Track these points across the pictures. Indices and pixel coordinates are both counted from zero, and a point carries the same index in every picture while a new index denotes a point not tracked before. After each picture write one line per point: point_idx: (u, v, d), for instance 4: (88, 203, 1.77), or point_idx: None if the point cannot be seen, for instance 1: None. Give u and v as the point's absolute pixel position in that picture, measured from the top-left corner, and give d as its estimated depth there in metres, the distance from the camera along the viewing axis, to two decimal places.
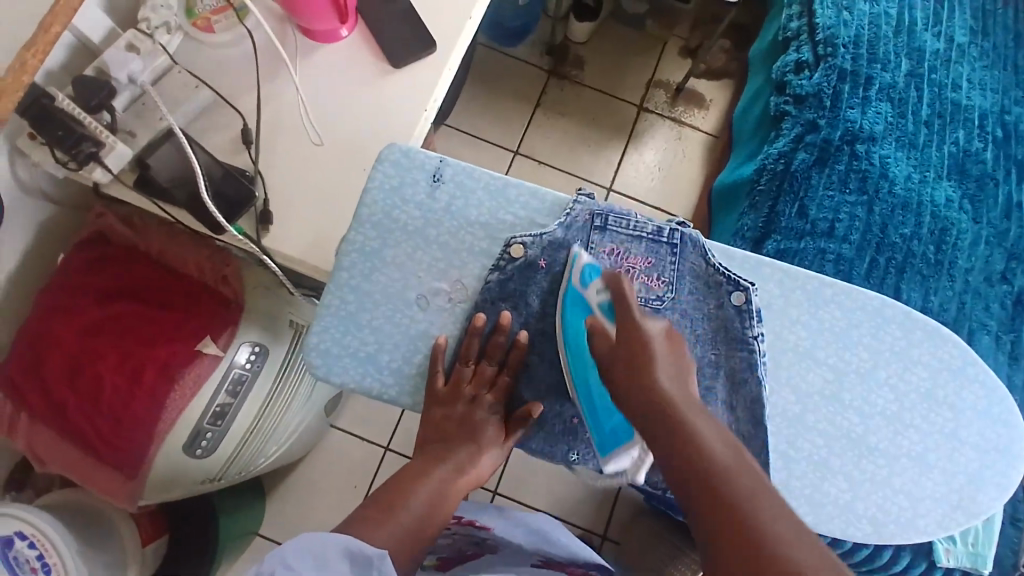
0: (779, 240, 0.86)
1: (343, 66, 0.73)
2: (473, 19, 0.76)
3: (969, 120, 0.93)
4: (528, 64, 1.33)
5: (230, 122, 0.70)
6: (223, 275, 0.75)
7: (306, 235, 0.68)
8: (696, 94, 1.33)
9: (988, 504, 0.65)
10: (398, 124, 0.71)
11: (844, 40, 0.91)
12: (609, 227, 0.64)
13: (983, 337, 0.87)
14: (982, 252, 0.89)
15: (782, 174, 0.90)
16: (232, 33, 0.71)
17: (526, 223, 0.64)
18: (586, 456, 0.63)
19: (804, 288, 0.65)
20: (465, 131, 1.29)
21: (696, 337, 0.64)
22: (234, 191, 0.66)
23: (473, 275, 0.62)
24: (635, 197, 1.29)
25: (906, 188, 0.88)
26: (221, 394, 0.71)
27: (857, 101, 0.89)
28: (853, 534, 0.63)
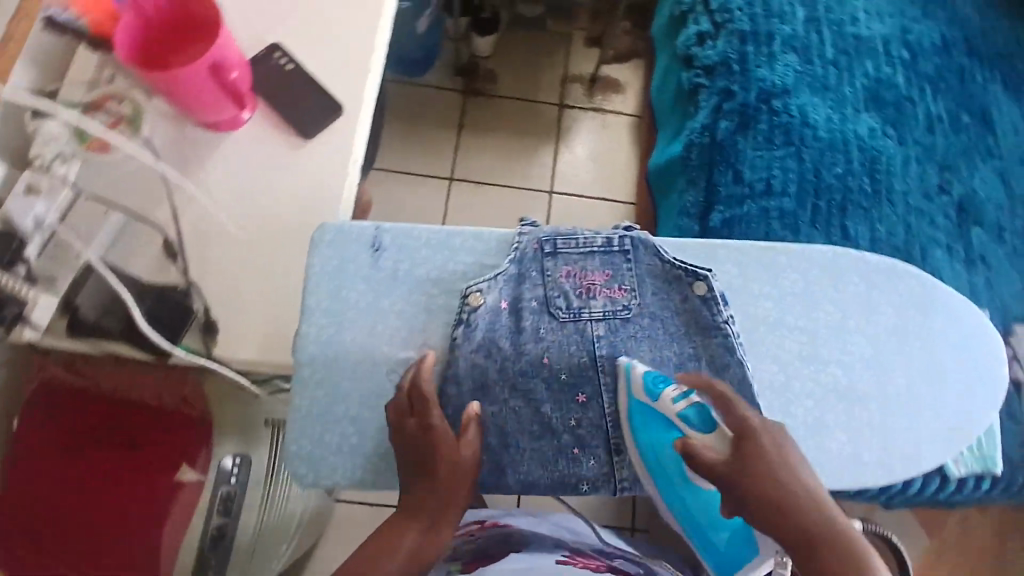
0: (723, 209, 0.87)
1: (254, 152, 0.70)
2: (374, 71, 0.74)
3: (874, 49, 0.95)
4: (442, 90, 1.31)
5: (150, 239, 0.67)
6: (183, 396, 0.71)
7: (257, 336, 0.65)
8: (612, 80, 1.33)
9: (980, 418, 0.67)
10: (323, 197, 0.69)
11: (737, 3, 0.93)
12: (559, 251, 0.64)
13: (936, 251, 0.90)
14: (914, 172, 0.92)
15: (709, 146, 0.91)
16: (131, 147, 0.68)
17: (477, 268, 0.63)
18: (596, 483, 0.63)
19: (760, 261, 0.65)
20: (396, 170, 1.27)
21: (670, 335, 0.64)
22: (173, 313, 0.64)
23: (439, 335, 0.62)
24: (579, 194, 1.29)
25: (829, 130, 0.90)
26: (213, 515, 0.71)
27: (764, 58, 0.91)
28: (866, 482, 0.64)
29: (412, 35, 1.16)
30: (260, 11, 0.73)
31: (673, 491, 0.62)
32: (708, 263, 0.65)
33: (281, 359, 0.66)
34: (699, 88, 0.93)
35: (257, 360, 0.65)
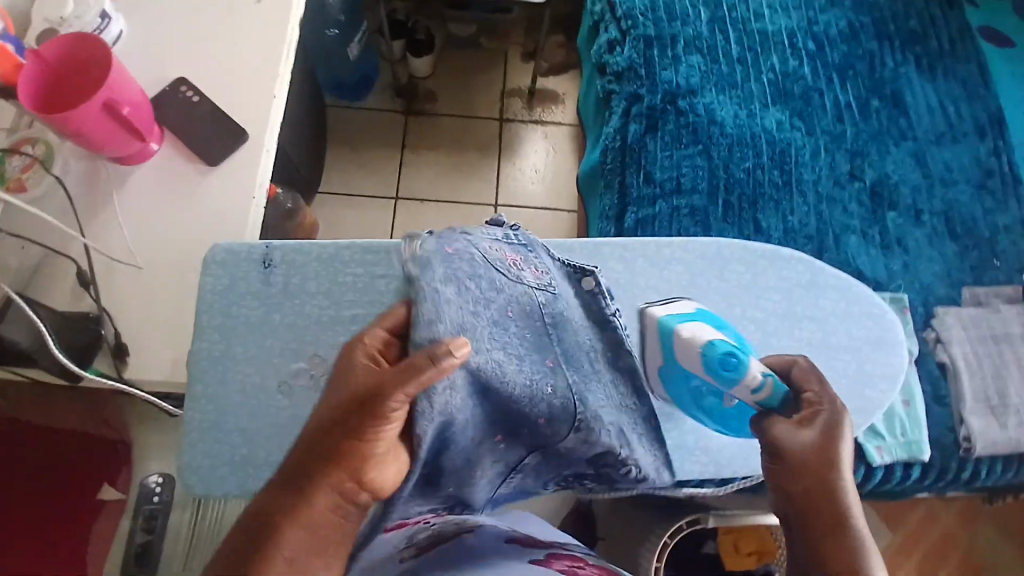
0: (636, 210, 0.88)
1: (162, 182, 0.73)
2: (279, 98, 0.77)
3: (780, 44, 0.96)
4: (383, 111, 1.35)
5: (64, 271, 0.70)
6: (105, 418, 0.75)
7: (165, 356, 0.68)
8: (548, 92, 1.37)
9: (877, 398, 0.69)
10: (228, 221, 0.72)
11: (640, 10, 0.96)
12: (452, 231, 0.52)
13: (851, 238, 0.90)
14: (824, 161, 0.93)
15: (622, 149, 0.93)
16: (43, 185, 0.72)
17: (360, 276, 0.74)
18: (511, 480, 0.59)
19: (645, 254, 0.67)
20: (341, 192, 1.30)
21: (578, 329, 0.59)
22: (81, 337, 0.67)
23: (328, 347, 0.73)
24: (522, 205, 1.32)
25: (737, 126, 0.91)
26: (138, 530, 0.72)
27: (668, 61, 0.93)
28: (755, 465, 0.67)
29: (344, 60, 1.21)
30: (166, 49, 0.78)
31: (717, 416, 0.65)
32: (595, 259, 0.67)
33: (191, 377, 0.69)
34: (611, 95, 0.96)
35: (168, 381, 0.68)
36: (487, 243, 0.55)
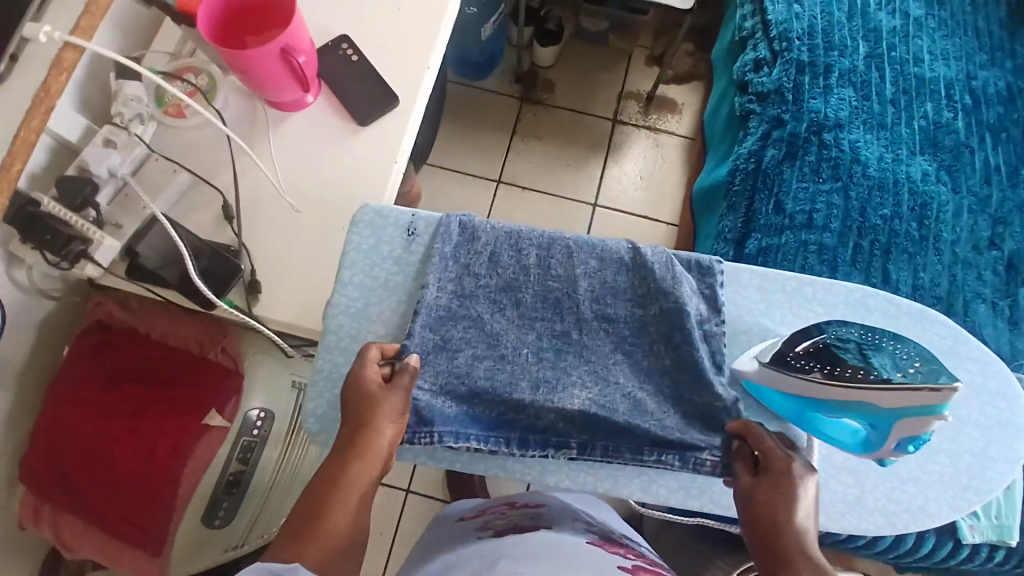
0: (761, 237, 0.85)
1: (311, 132, 0.75)
2: (431, 69, 0.78)
3: (936, 92, 0.91)
4: (500, 95, 1.35)
5: (209, 200, 0.73)
6: (221, 345, 0.78)
7: (293, 302, 0.70)
8: (668, 100, 1.34)
9: (999, 481, 0.62)
10: (368, 184, 0.73)
11: (797, 33, 0.93)
12: (489, 373, 0.62)
13: (980, 306, 0.83)
14: (966, 223, 0.87)
15: (754, 173, 0.90)
16: (202, 116, 0.74)
17: (487, 282, 0.64)
18: (626, 321, 0.64)
19: (785, 289, 0.65)
20: (447, 167, 1.31)
21: (533, 320, 0.64)
22: (220, 267, 0.69)
23: (439, 283, 0.64)
24: (622, 208, 1.29)
25: (881, 169, 0.87)
26: (233, 461, 0.75)
27: (819, 90, 0.90)
28: (867, 529, 0.60)
29: (476, 39, 1.22)
30: (335, 5, 0.79)
31: (807, 415, 0.58)
32: (730, 284, 0.65)
33: (308, 324, 0.70)
34: (750, 114, 0.94)
35: (290, 323, 0.70)
36: (476, 369, 0.62)
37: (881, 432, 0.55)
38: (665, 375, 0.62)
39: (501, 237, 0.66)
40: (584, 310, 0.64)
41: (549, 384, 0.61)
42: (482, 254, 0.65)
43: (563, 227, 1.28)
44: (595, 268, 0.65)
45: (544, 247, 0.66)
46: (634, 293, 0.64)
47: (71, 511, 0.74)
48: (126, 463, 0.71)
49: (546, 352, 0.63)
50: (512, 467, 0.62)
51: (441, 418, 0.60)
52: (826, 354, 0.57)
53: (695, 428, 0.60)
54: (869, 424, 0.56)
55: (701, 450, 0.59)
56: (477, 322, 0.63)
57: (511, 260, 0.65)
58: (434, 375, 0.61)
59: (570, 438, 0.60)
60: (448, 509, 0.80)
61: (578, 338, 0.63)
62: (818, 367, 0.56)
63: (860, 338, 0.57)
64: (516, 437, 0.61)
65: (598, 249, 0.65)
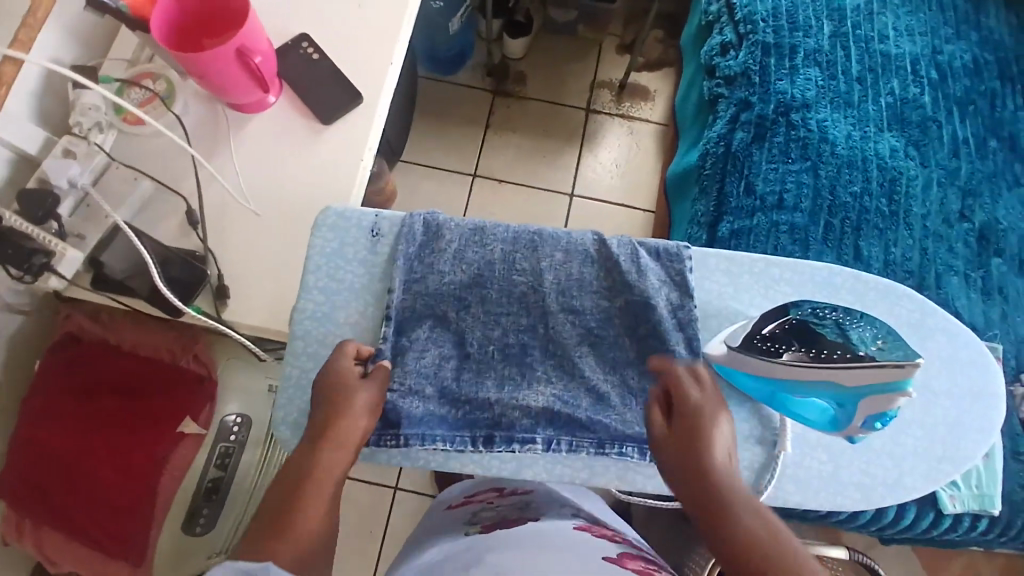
0: (733, 221, 0.86)
1: (275, 133, 0.74)
2: (394, 65, 0.78)
3: (901, 68, 0.92)
4: (472, 89, 1.34)
5: (174, 207, 0.72)
6: (194, 353, 0.76)
7: (263, 305, 0.70)
8: (640, 87, 1.34)
9: (972, 451, 0.63)
10: (334, 185, 0.73)
11: (762, 15, 0.93)
12: (459, 372, 0.62)
13: (952, 279, 0.84)
14: (936, 196, 0.87)
15: (725, 156, 0.90)
16: (163, 122, 0.73)
17: (453, 280, 0.64)
18: (592, 313, 0.64)
19: (753, 272, 0.65)
20: (423, 164, 1.30)
21: (498, 316, 0.64)
22: (187, 274, 0.68)
23: (402, 283, 0.64)
24: (599, 197, 1.29)
25: (849, 147, 0.87)
26: (211, 467, 0.75)
27: (785, 71, 0.90)
28: (843, 503, 0.61)
29: (444, 33, 1.22)
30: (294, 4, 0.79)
31: (779, 395, 0.59)
32: (696, 269, 0.65)
33: (279, 326, 0.70)
34: (718, 98, 0.94)
35: (261, 327, 0.70)
36: (444, 369, 0.62)
37: (847, 410, 0.57)
38: (638, 360, 0.63)
39: (465, 233, 0.65)
40: (550, 303, 0.64)
41: (513, 385, 0.62)
42: (446, 251, 0.65)
43: (541, 218, 1.27)
44: (560, 261, 0.65)
45: (508, 241, 0.65)
46: (599, 285, 0.64)
47: (51, 525, 0.72)
48: (103, 475, 0.70)
49: (512, 348, 0.63)
50: (488, 462, 0.61)
51: (409, 421, 0.60)
52: (794, 335, 0.58)
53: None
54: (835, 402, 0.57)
55: None
56: (444, 321, 0.64)
57: (475, 256, 0.65)
58: (403, 376, 0.62)
59: (535, 434, 0.60)
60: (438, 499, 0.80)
61: (543, 332, 0.64)
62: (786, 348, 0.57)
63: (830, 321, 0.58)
64: (482, 434, 0.61)
65: (562, 241, 0.65)
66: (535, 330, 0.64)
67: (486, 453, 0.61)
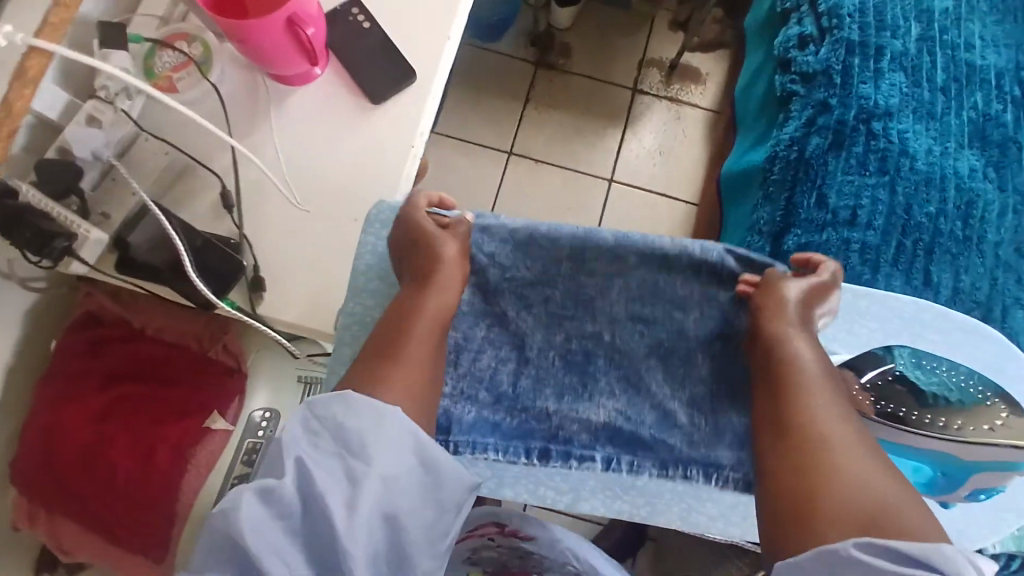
0: (800, 234, 0.80)
1: (319, 111, 0.67)
2: (451, 40, 0.70)
3: (986, 82, 0.85)
4: (513, 58, 1.25)
5: (206, 186, 0.66)
6: (223, 343, 0.72)
7: (301, 301, 0.65)
8: (691, 69, 1.26)
9: None
10: (382, 174, 0.66)
11: (848, 9, 0.85)
12: (519, 378, 0.58)
13: (1019, 312, 0.79)
14: (1011, 223, 0.82)
15: (795, 162, 0.84)
16: (197, 90, 0.66)
17: (517, 274, 0.58)
18: (667, 323, 0.58)
19: (837, 303, 0.60)
20: (457, 137, 1.23)
21: (561, 319, 0.58)
22: (219, 262, 0.63)
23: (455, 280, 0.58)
24: (639, 186, 1.22)
25: (929, 163, 0.81)
26: (238, 462, 0.69)
27: (869, 74, 0.83)
28: None
29: None
30: None
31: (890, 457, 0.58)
32: None
33: (317, 325, 0.65)
34: (792, 97, 0.87)
35: (298, 324, 0.65)
36: (501, 374, 0.58)
37: (952, 479, 0.58)
38: (713, 385, 0.57)
39: (529, 228, 0.58)
40: (618, 310, 0.58)
41: (575, 398, 0.57)
42: (510, 243, 0.58)
43: (577, 204, 1.21)
44: (636, 263, 0.58)
45: (579, 236, 0.58)
46: (675, 295, 0.58)
47: (67, 515, 0.69)
48: (125, 468, 0.66)
49: (574, 352, 0.58)
50: (541, 493, 0.57)
51: (460, 426, 0.56)
52: (893, 391, 0.58)
53: (722, 442, 0.56)
54: (940, 470, 0.58)
55: (726, 466, 0.55)
56: (503, 320, 0.58)
57: (540, 253, 0.58)
58: (458, 379, 0.57)
59: (595, 451, 0.56)
60: None
61: (609, 341, 0.58)
62: (880, 403, 0.57)
63: (922, 374, 0.59)
64: (538, 447, 0.56)
65: (640, 241, 0.58)
66: (600, 338, 0.58)
67: (540, 466, 0.57)
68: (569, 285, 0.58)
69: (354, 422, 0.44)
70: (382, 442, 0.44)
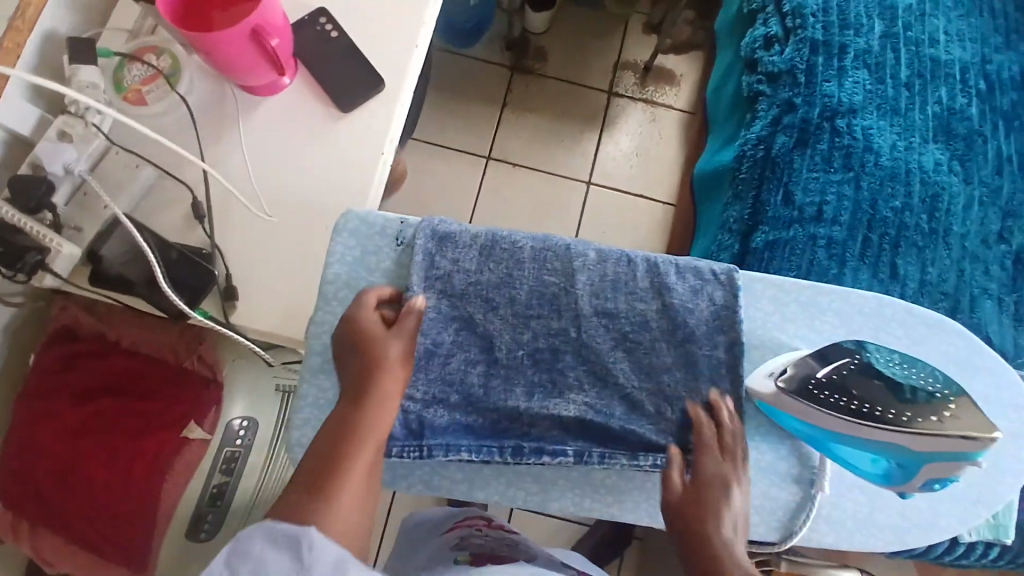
0: (768, 231, 0.82)
1: (288, 120, 0.68)
2: (420, 47, 0.71)
3: (951, 76, 0.87)
4: (489, 63, 1.26)
5: (177, 197, 0.66)
6: (198, 352, 0.72)
7: (274, 309, 0.65)
8: (666, 71, 1.27)
9: (1009, 494, 0.61)
10: (352, 182, 0.67)
11: (811, 9, 0.87)
12: (489, 380, 0.58)
13: (986, 303, 0.81)
14: (976, 215, 0.83)
15: (763, 161, 0.86)
16: (167, 102, 0.67)
17: (482, 277, 0.59)
18: (635, 325, 0.59)
19: (798, 299, 0.61)
20: (435, 143, 1.24)
21: (528, 317, 0.59)
22: (191, 274, 0.63)
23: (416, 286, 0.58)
24: (616, 188, 1.24)
25: (893, 158, 0.83)
26: (215, 474, 0.71)
27: (833, 72, 0.85)
28: (874, 546, 0.59)
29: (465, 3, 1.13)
30: None
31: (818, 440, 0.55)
32: (743, 295, 0.61)
33: (290, 332, 0.65)
34: (759, 96, 0.89)
35: (271, 331, 0.65)
36: (470, 374, 0.58)
37: (908, 470, 0.51)
38: (680, 379, 0.58)
39: (485, 234, 0.60)
40: (583, 306, 0.59)
41: (546, 393, 0.58)
42: (473, 248, 0.60)
43: (556, 207, 1.22)
44: (596, 263, 0.60)
45: (537, 241, 0.60)
46: (635, 288, 0.60)
47: (47, 528, 0.69)
48: (102, 480, 0.66)
49: (543, 349, 0.59)
50: (511, 494, 0.58)
51: (432, 431, 0.56)
52: (850, 384, 0.52)
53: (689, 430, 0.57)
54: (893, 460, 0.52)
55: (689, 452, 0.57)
56: (471, 323, 0.59)
57: (501, 255, 0.60)
58: (428, 382, 0.57)
59: (566, 445, 0.57)
60: (420, 518, 0.82)
61: (575, 336, 0.59)
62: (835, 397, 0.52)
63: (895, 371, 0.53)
64: (510, 445, 0.57)
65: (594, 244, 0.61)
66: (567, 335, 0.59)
67: (514, 464, 0.57)
68: (534, 284, 0.59)
69: (275, 549, 0.41)
70: None
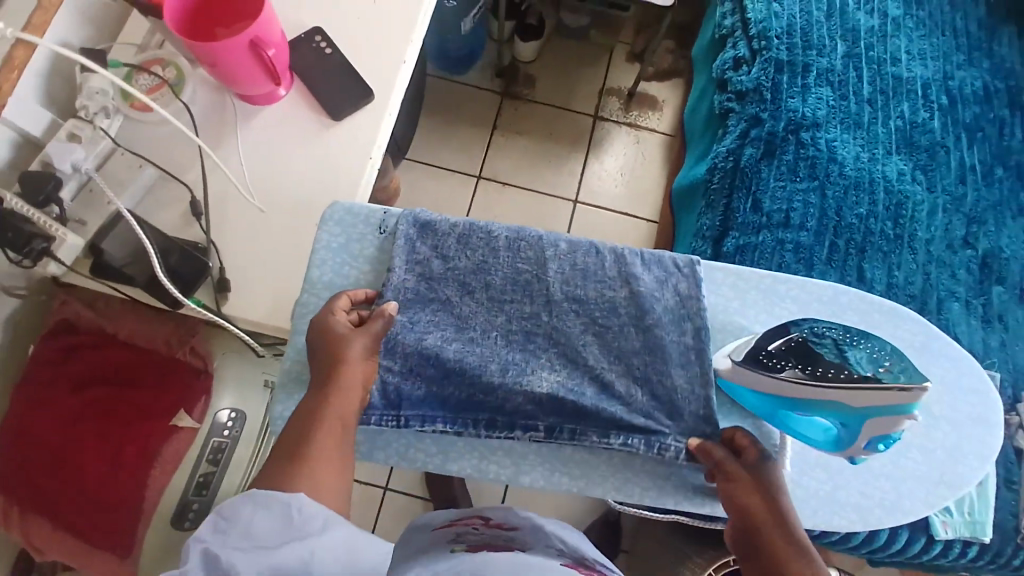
0: (738, 236, 0.85)
1: (283, 126, 0.73)
2: (408, 63, 0.77)
3: (912, 92, 0.92)
4: (480, 90, 1.33)
5: (176, 196, 0.71)
6: (191, 345, 0.76)
7: (264, 300, 0.69)
8: (648, 96, 1.34)
9: (972, 477, 0.63)
10: (342, 182, 0.72)
11: (776, 31, 0.93)
12: (463, 359, 0.61)
13: (954, 305, 0.84)
14: (941, 221, 0.87)
15: (732, 171, 0.90)
16: (170, 109, 0.72)
17: (459, 265, 0.63)
18: (606, 312, 0.63)
19: (758, 287, 0.65)
20: (427, 163, 1.30)
21: (503, 302, 0.63)
22: (187, 264, 0.67)
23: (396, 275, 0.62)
24: (602, 206, 1.29)
25: (857, 168, 0.87)
26: (202, 462, 0.72)
27: (797, 89, 0.90)
28: (839, 525, 0.60)
29: (457, 33, 1.21)
30: None
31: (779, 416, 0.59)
32: (705, 283, 0.65)
33: (278, 321, 0.69)
34: (729, 113, 0.94)
35: (261, 321, 0.68)
36: (446, 354, 0.61)
37: (851, 430, 0.57)
38: (642, 362, 0.62)
39: (465, 225, 0.64)
40: (554, 292, 0.63)
41: (518, 371, 0.61)
42: (451, 236, 0.64)
43: (543, 224, 1.27)
44: (566, 253, 0.64)
45: (511, 231, 0.64)
46: (604, 277, 0.63)
47: (36, 516, 0.71)
48: (93, 466, 0.69)
49: (516, 332, 0.62)
50: (484, 470, 0.60)
51: (408, 402, 0.60)
52: (797, 353, 0.58)
53: (656, 410, 0.60)
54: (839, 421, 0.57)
55: (664, 434, 0.59)
56: (446, 307, 0.62)
57: (477, 245, 0.64)
58: (405, 359, 0.60)
59: (538, 419, 0.60)
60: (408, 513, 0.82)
61: (547, 320, 0.62)
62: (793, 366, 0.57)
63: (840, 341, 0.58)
64: (483, 418, 0.60)
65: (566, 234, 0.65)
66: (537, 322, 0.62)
67: (487, 437, 0.60)
68: (508, 272, 0.63)
69: (263, 511, 0.44)
70: (324, 553, 0.43)
